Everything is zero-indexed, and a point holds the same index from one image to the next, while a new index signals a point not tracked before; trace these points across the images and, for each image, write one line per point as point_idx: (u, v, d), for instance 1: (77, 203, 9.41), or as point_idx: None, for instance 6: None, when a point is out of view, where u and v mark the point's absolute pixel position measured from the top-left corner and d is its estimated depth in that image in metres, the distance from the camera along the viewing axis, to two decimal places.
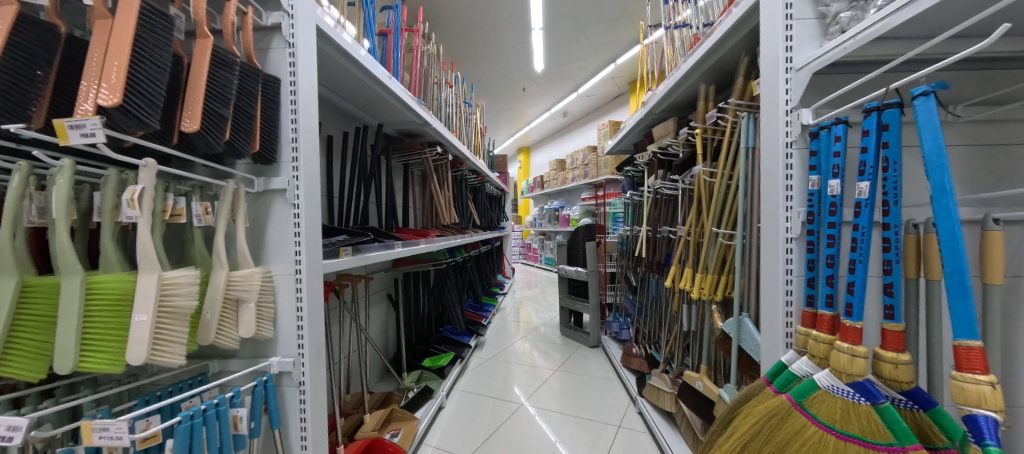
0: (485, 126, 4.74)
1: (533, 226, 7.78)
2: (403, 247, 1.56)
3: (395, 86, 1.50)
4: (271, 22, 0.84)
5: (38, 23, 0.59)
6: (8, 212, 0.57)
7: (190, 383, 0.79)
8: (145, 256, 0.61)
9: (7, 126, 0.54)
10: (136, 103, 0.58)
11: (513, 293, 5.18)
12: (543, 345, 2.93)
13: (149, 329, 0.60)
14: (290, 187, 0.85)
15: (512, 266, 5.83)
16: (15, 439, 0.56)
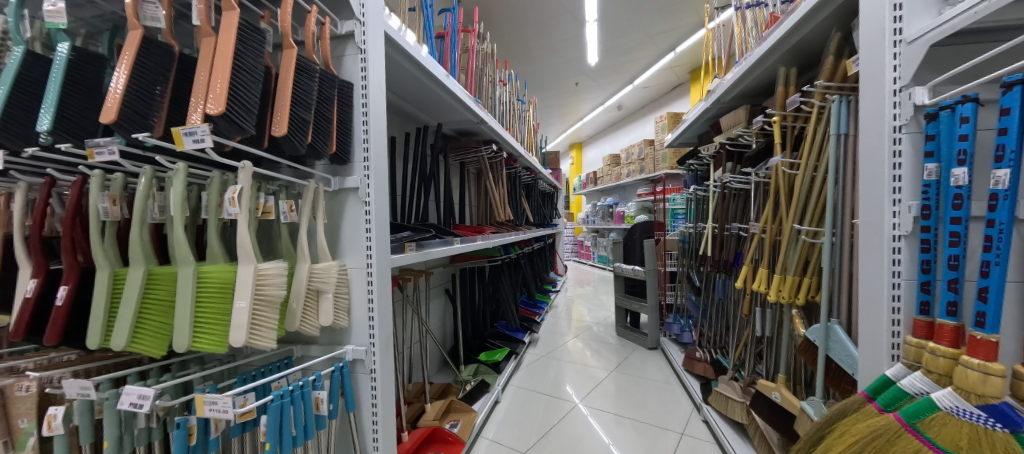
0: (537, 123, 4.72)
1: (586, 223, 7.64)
2: (461, 244, 1.59)
3: (453, 86, 1.53)
4: (346, 30, 0.89)
5: (157, 45, 0.68)
6: (137, 210, 0.66)
7: (279, 365, 0.86)
8: (243, 249, 0.68)
9: (135, 135, 0.63)
10: (236, 111, 0.64)
11: (565, 291, 5.12)
12: (598, 345, 2.86)
13: (247, 315, 0.66)
14: (362, 185, 0.90)
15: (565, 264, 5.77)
16: (144, 407, 0.65)
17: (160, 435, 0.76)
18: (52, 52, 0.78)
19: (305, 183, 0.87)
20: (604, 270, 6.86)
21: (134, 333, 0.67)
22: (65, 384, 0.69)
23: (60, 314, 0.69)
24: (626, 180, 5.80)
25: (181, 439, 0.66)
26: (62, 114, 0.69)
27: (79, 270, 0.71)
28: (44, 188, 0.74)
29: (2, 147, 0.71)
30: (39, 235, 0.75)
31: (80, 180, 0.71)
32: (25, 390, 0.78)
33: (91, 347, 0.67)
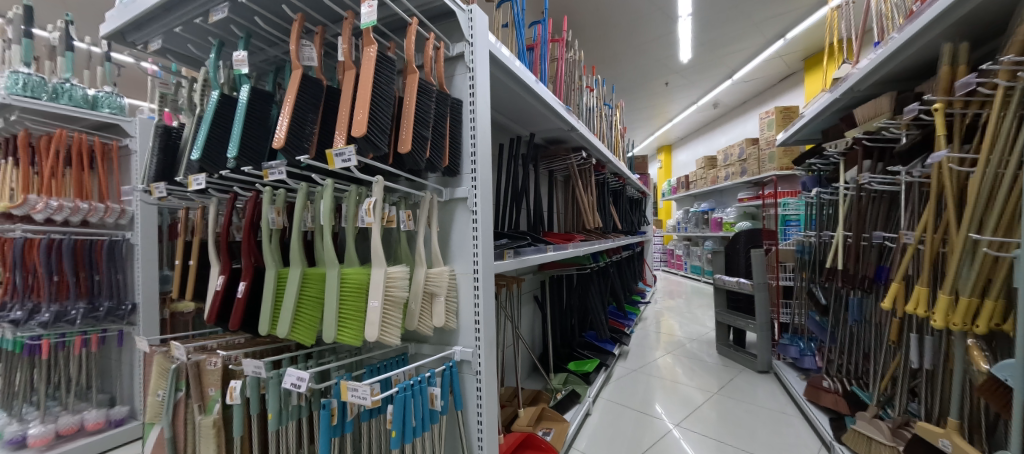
0: (624, 127, 4.56)
1: (678, 231, 7.15)
2: (555, 252, 1.61)
3: (548, 95, 1.56)
4: (457, 52, 0.96)
5: (311, 82, 0.81)
6: (296, 221, 0.78)
7: (398, 361, 0.95)
8: (376, 255, 0.76)
9: (297, 157, 0.75)
10: (374, 133, 0.73)
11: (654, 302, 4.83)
12: (695, 362, 2.65)
13: (378, 313, 0.74)
14: (470, 195, 0.95)
15: (654, 274, 5.45)
16: (301, 388, 0.76)
17: (306, 413, 0.89)
18: (236, 95, 0.98)
19: (421, 195, 0.95)
20: (698, 280, 6.34)
21: (292, 324, 0.79)
22: (243, 362, 0.85)
23: (239, 305, 0.84)
24: (724, 183, 5.32)
25: (325, 418, 0.76)
26: (244, 144, 0.85)
27: (253, 269, 0.87)
28: (229, 202, 0.92)
29: (204, 172, 0.90)
30: (226, 240, 0.94)
31: (255, 196, 0.87)
32: (213, 365, 0.97)
33: (261, 333, 0.82)
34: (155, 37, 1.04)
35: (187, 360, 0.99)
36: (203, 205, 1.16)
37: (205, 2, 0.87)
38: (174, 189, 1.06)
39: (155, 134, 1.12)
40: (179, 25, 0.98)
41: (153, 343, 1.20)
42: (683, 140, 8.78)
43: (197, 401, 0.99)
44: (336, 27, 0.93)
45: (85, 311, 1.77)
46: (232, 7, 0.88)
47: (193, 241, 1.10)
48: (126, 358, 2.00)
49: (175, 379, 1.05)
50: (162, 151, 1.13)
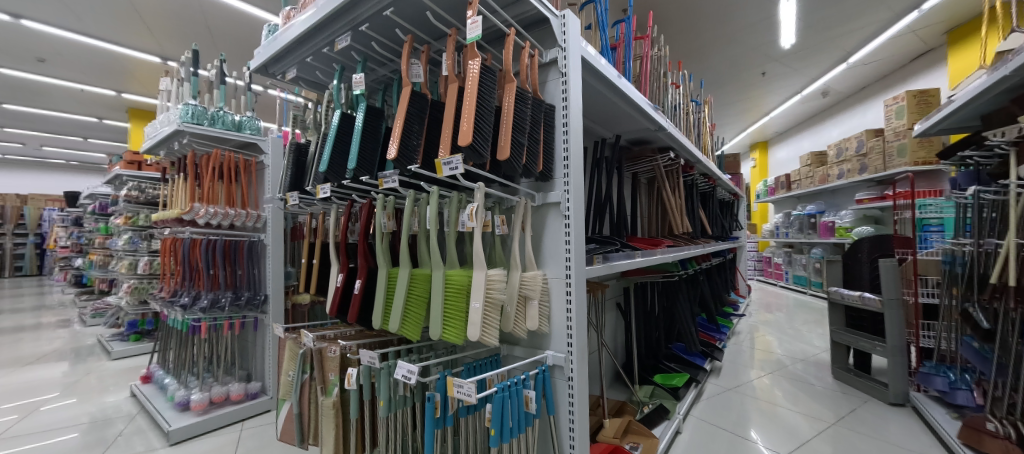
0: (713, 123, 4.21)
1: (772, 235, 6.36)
2: (643, 258, 1.55)
3: (636, 96, 1.51)
4: (550, 58, 0.97)
5: (418, 97, 0.88)
6: (406, 225, 0.85)
7: (492, 362, 0.97)
8: (476, 258, 0.80)
9: (408, 166, 0.81)
10: (477, 142, 0.76)
11: (748, 315, 4.37)
12: (804, 386, 2.34)
13: (480, 314, 0.77)
14: (563, 200, 0.94)
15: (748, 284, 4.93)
16: (411, 380, 0.81)
17: (410, 403, 0.96)
18: (354, 113, 1.10)
19: (516, 200, 0.96)
20: (801, 293, 5.61)
21: (402, 320, 0.86)
22: (361, 351, 0.94)
23: (357, 300, 0.94)
24: (836, 183, 4.65)
25: (430, 410, 0.81)
26: (361, 157, 0.95)
27: (367, 268, 0.98)
28: (348, 208, 1.04)
29: (329, 181, 1.03)
30: (345, 243, 1.06)
31: (370, 204, 0.96)
32: (333, 352, 1.09)
33: (375, 326, 0.90)
34: (291, 67, 1.22)
35: (313, 346, 1.13)
36: (324, 210, 1.32)
37: (331, 33, 1.00)
38: (305, 198, 1.22)
39: (289, 149, 1.31)
40: (310, 55, 1.13)
41: (286, 329, 1.39)
42: (782, 135, 7.90)
43: (320, 383, 1.12)
44: (439, 43, 1.00)
45: (232, 299, 2.12)
46: (353, 35, 0.99)
47: (316, 243, 1.26)
48: (259, 341, 2.34)
49: (303, 362, 1.21)
50: (293, 163, 1.31)
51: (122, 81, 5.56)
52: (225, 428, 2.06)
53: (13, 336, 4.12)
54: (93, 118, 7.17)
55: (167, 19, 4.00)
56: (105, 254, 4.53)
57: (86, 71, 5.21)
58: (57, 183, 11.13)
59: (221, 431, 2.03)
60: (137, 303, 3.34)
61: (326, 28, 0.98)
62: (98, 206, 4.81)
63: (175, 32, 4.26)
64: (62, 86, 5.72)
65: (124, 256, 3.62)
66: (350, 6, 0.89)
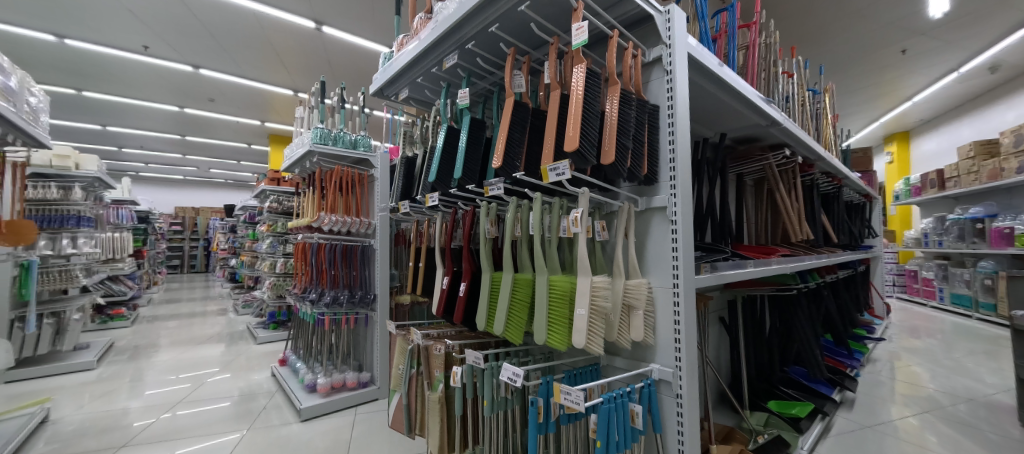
0: (836, 114, 3.65)
1: (921, 244, 5.26)
2: (756, 268, 1.39)
3: (746, 89, 1.37)
4: (653, 57, 0.92)
5: (520, 108, 0.91)
6: (509, 231, 0.89)
7: (591, 371, 0.95)
8: (582, 265, 0.79)
9: (513, 174, 0.84)
10: (585, 147, 0.76)
11: (888, 339, 3.66)
12: (972, 431, 1.88)
13: (585, 321, 0.76)
14: (669, 204, 0.88)
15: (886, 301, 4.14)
16: (517, 382, 0.83)
17: (511, 405, 0.98)
18: (458, 126, 1.17)
19: (619, 205, 0.93)
20: (964, 316, 4.52)
21: (506, 323, 0.89)
22: (467, 352, 0.99)
23: (462, 301, 1.01)
24: (1015, 179, 3.70)
25: (533, 414, 0.81)
26: (466, 166, 1.02)
27: (471, 272, 1.04)
28: (453, 214, 1.11)
29: (436, 190, 1.11)
30: (449, 248, 1.14)
31: (474, 211, 1.02)
32: (438, 350, 1.16)
33: (480, 327, 0.95)
34: (404, 88, 1.35)
35: (421, 342, 1.22)
36: (429, 217, 1.42)
37: (439, 53, 1.08)
38: (414, 206, 1.34)
39: (401, 163, 1.44)
40: (420, 75, 1.23)
41: (396, 326, 1.52)
42: (929, 124, 6.55)
43: (427, 378, 1.20)
44: (539, 52, 1.02)
45: (348, 297, 2.40)
46: (460, 54, 1.06)
47: (423, 247, 1.36)
48: (370, 336, 2.60)
49: (412, 357, 1.32)
50: (404, 175, 1.44)
51: (266, 112, 6.67)
52: (341, 411, 2.32)
53: (190, 320, 5.14)
54: (244, 144, 8.68)
55: (298, 56, 4.70)
56: (252, 256, 5.45)
57: (241, 106, 6.35)
58: (220, 198, 13.70)
59: (338, 413, 2.29)
60: (275, 297, 3.95)
61: (436, 49, 1.07)
62: (247, 216, 5.81)
63: (303, 67, 4.99)
64: (224, 119, 7.03)
65: (266, 257, 4.32)
66: (459, 27, 0.95)
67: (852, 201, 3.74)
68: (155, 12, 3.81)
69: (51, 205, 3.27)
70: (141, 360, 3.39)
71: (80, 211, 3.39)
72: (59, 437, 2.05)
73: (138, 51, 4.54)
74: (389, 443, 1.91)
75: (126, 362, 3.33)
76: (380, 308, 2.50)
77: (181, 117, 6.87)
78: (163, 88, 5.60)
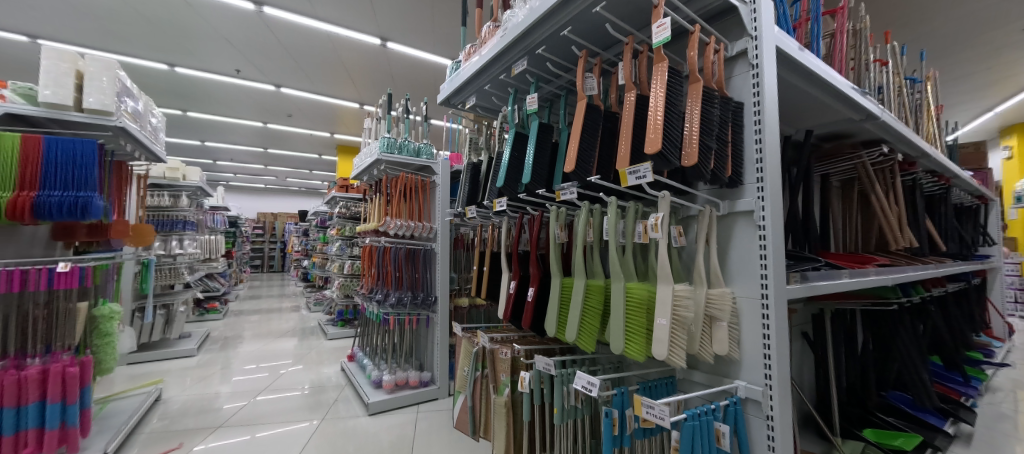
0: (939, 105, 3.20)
1: None
2: (850, 279, 1.25)
3: (838, 81, 1.23)
4: (737, 51, 0.86)
5: (593, 111, 0.89)
6: (581, 237, 0.87)
7: (666, 385, 0.90)
8: (662, 272, 0.75)
9: (588, 177, 0.83)
10: (669, 148, 0.73)
11: (1012, 366, 3.12)
12: None
13: (667, 332, 0.73)
14: (756, 208, 0.81)
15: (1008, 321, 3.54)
16: (592, 391, 0.80)
17: (580, 415, 0.96)
18: (525, 131, 1.17)
19: (698, 209, 0.88)
20: None
21: (578, 330, 0.88)
22: (537, 357, 0.99)
23: (531, 306, 1.01)
24: None
25: (609, 427, 0.78)
26: (535, 170, 1.02)
27: (539, 276, 1.04)
28: (521, 218, 1.12)
29: (504, 195, 1.12)
30: (517, 253, 1.14)
31: (542, 216, 1.02)
32: (505, 354, 1.18)
33: (550, 333, 0.94)
34: (471, 96, 1.38)
35: (488, 346, 1.24)
36: (495, 223, 1.44)
37: (508, 60, 1.09)
38: (481, 211, 1.36)
39: (467, 169, 1.47)
40: (488, 82, 1.25)
41: (462, 328, 1.55)
42: None
43: (493, 381, 1.22)
44: (611, 53, 0.99)
45: (411, 298, 2.50)
46: (529, 59, 1.06)
47: (488, 252, 1.39)
48: (430, 337, 2.68)
49: (477, 360, 1.34)
50: (470, 180, 1.47)
51: (334, 125, 7.19)
52: (404, 407, 2.41)
53: (269, 315, 5.65)
54: (316, 155, 9.42)
55: (364, 71, 5.02)
56: (322, 257, 5.88)
57: (314, 120, 6.90)
58: (295, 204, 14.97)
59: (402, 410, 2.39)
60: (343, 297, 4.21)
61: (505, 56, 1.08)
62: (319, 221, 6.28)
63: (369, 81, 5.31)
64: (300, 132, 7.68)
65: (336, 259, 4.64)
66: (529, 32, 0.96)
67: (962, 203, 3.25)
68: (246, 39, 4.26)
69: (164, 211, 3.77)
70: (230, 350, 3.78)
71: (185, 216, 3.88)
72: (168, 414, 2.33)
73: (231, 74, 5.10)
74: (448, 443, 1.96)
75: (218, 351, 3.73)
76: (440, 310, 2.58)
77: (264, 132, 7.60)
78: (250, 106, 6.24)
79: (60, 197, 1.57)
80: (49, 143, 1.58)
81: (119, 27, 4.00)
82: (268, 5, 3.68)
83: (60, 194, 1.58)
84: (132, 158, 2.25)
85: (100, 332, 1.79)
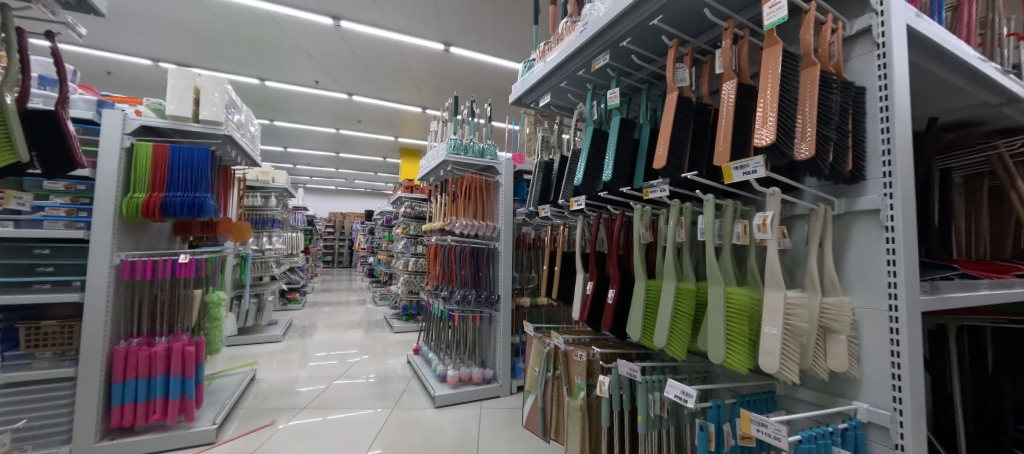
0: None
1: None
2: (991, 291, 1.06)
3: (978, 60, 1.04)
4: (858, 29, 0.77)
5: (685, 104, 0.84)
6: (671, 237, 0.83)
7: (766, 399, 0.83)
8: (770, 277, 0.69)
9: (684, 174, 0.78)
10: (783, 139, 0.67)
11: None
12: None
13: (778, 343, 0.67)
14: (883, 206, 0.71)
15: None
16: (689, 403, 0.75)
17: (666, 426, 0.90)
18: (603, 127, 1.14)
19: (808, 207, 0.79)
20: None
21: (668, 336, 0.83)
22: (620, 361, 0.96)
23: (611, 308, 0.98)
24: None
25: (704, 441, 0.74)
26: (616, 168, 0.99)
27: (619, 278, 1.00)
28: (600, 217, 1.08)
29: (583, 194, 1.09)
30: (595, 252, 1.11)
31: (623, 215, 0.99)
32: (579, 357, 1.14)
33: (635, 339, 0.90)
34: (545, 94, 1.37)
35: (563, 347, 1.22)
36: (569, 223, 1.41)
37: (587, 55, 1.06)
38: (556, 210, 1.35)
39: (539, 168, 1.46)
40: (564, 79, 1.23)
41: (534, 329, 1.54)
42: None
43: (566, 384, 1.19)
44: (702, 41, 0.93)
45: (475, 296, 2.53)
46: (611, 53, 1.03)
47: (560, 251, 1.36)
48: (493, 335, 2.71)
49: (549, 360, 1.33)
50: (542, 179, 1.46)
51: (399, 129, 7.57)
52: (468, 403, 2.46)
53: (339, 308, 6.07)
54: (381, 158, 9.98)
55: (429, 76, 5.22)
56: (388, 255, 6.21)
57: (382, 125, 7.31)
58: (363, 204, 16.00)
59: (465, 405, 2.44)
60: (408, 293, 4.41)
61: (584, 52, 1.05)
62: (385, 220, 6.64)
63: (433, 86, 5.52)
64: (368, 137, 8.18)
65: (401, 257, 4.87)
66: (612, 25, 0.93)
67: None
68: (326, 52, 4.61)
69: (257, 211, 4.20)
70: (308, 338, 4.11)
71: (274, 215, 4.29)
72: (261, 394, 2.59)
73: (311, 85, 5.55)
74: (509, 442, 1.96)
75: (298, 338, 4.07)
76: (503, 309, 2.59)
77: (338, 137, 8.20)
78: (327, 114, 6.75)
79: (182, 197, 1.80)
80: (173, 150, 1.82)
81: (221, 47, 4.52)
82: (345, 19, 3.96)
83: (181, 194, 1.81)
84: (236, 163, 2.53)
85: (210, 316, 2.02)
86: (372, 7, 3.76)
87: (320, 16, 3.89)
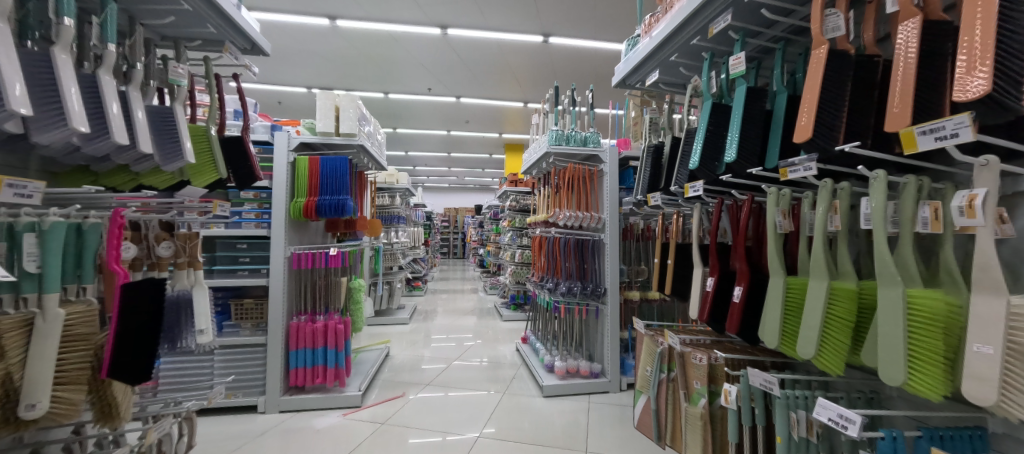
0: None
1: None
2: None
3: None
4: None
5: (838, 58, 0.68)
6: (820, 226, 0.68)
7: (971, 437, 0.63)
8: (979, 277, 0.52)
9: (840, 146, 0.63)
10: (1003, 87, 0.49)
11: None
12: None
13: (997, 366, 0.49)
14: None
15: None
16: (850, 430, 0.61)
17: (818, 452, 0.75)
18: (725, 100, 0.99)
19: None
20: None
21: (817, 346, 0.68)
22: (751, 371, 0.83)
23: (738, 308, 0.85)
24: None
25: None
26: (743, 145, 0.85)
27: (748, 274, 0.86)
28: (721, 204, 0.95)
29: (700, 179, 0.97)
30: (715, 243, 0.97)
31: (752, 199, 0.85)
32: (699, 361, 1.01)
33: (772, 346, 0.77)
34: (652, 71, 1.24)
35: (678, 347, 1.09)
36: (683, 211, 1.28)
37: (703, 19, 0.93)
38: (668, 198, 1.23)
39: (647, 151, 1.33)
40: (675, 51, 1.09)
41: (644, 325, 1.43)
42: None
43: (683, 388, 1.06)
44: None
45: (581, 288, 2.48)
46: (735, 11, 0.88)
47: (672, 242, 1.23)
48: (599, 329, 2.61)
49: (661, 361, 1.22)
50: (651, 164, 1.33)
51: (503, 125, 7.80)
52: (577, 395, 2.44)
53: (455, 296, 6.56)
54: (487, 154, 10.43)
55: (529, 70, 5.26)
56: (495, 246, 6.49)
57: (487, 123, 7.62)
58: (472, 200, 16.99)
59: (574, 397, 2.42)
60: (515, 283, 4.55)
61: (700, 15, 0.92)
62: (493, 213, 6.93)
63: (534, 79, 5.55)
64: (475, 136, 8.62)
65: (508, 248, 5.04)
66: None
67: None
68: (435, 61, 4.96)
69: (385, 209, 4.74)
70: (429, 322, 4.51)
71: (398, 212, 4.78)
72: (394, 369, 2.93)
73: (423, 92, 6.03)
74: (620, 440, 1.88)
75: (421, 322, 4.50)
76: (610, 302, 2.49)
77: (449, 138, 8.80)
78: (439, 118, 7.28)
79: (331, 199, 2.10)
80: (324, 162, 2.13)
81: (352, 68, 5.17)
82: (451, 26, 4.19)
83: (330, 197, 2.11)
84: (366, 167, 2.87)
85: (354, 300, 2.35)
86: (474, 10, 3.90)
87: (429, 27, 4.18)
